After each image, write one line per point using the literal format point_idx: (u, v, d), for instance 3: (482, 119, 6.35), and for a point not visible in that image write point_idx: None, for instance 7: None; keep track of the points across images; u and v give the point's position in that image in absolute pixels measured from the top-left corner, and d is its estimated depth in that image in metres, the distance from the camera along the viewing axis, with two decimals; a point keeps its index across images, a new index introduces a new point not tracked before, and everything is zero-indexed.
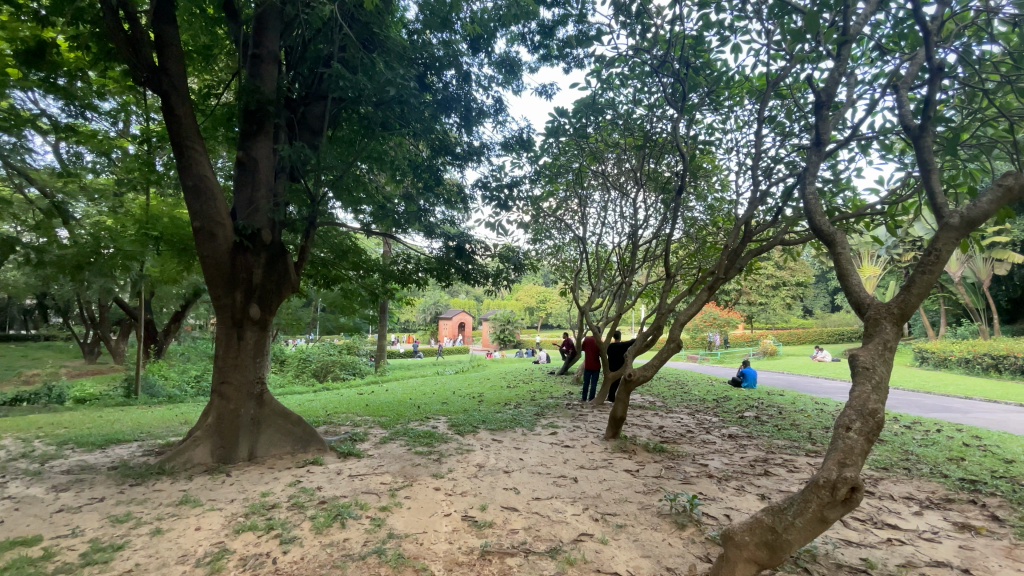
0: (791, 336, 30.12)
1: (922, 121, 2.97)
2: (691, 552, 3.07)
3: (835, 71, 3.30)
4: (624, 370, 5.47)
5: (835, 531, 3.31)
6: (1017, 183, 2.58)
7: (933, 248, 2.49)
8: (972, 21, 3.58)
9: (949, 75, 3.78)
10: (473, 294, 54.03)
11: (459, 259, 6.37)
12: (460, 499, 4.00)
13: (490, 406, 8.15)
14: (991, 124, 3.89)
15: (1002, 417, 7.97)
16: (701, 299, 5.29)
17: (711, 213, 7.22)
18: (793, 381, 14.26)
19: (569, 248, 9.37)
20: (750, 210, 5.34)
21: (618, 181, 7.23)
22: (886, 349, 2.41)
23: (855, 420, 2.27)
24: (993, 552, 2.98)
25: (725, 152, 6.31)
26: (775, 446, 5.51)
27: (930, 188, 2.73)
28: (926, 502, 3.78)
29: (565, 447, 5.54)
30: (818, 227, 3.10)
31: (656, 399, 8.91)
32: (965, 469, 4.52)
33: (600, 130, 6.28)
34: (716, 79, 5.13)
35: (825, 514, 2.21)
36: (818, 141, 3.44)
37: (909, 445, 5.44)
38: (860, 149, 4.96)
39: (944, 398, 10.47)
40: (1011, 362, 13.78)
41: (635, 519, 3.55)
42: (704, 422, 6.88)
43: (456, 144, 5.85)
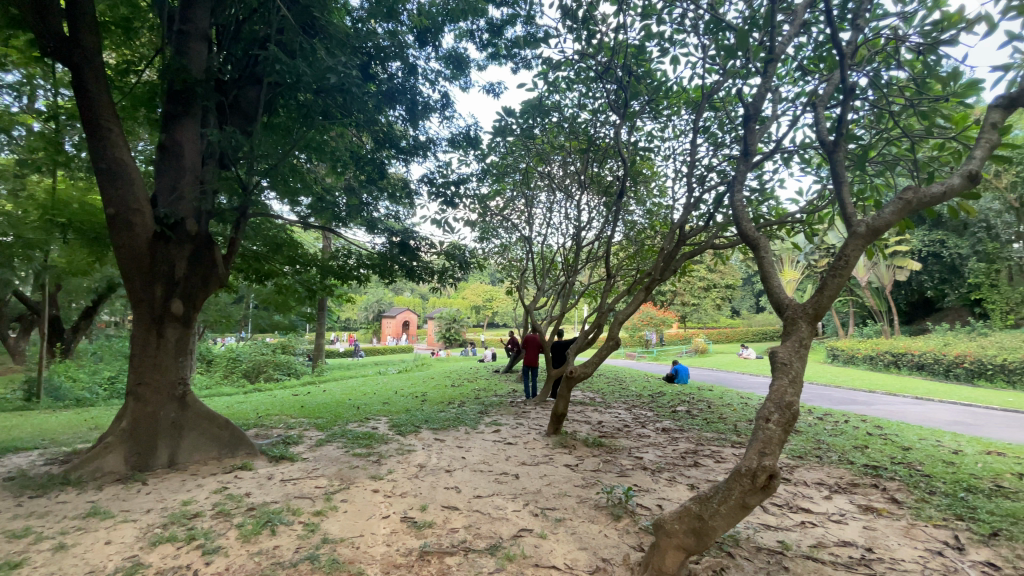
0: (720, 335, 32.06)
1: (835, 137, 3.24)
2: (625, 542, 3.17)
3: (762, 87, 3.53)
4: (566, 367, 5.56)
5: (756, 516, 3.54)
6: (916, 196, 2.83)
7: (842, 254, 2.72)
8: (883, 48, 3.93)
9: (862, 96, 4.14)
10: (417, 293, 53.26)
11: (403, 255, 6.28)
12: (400, 500, 3.92)
13: (432, 406, 8.07)
14: (895, 143, 4.27)
15: (901, 409, 8.83)
16: (638, 299, 5.51)
17: (650, 217, 7.49)
18: (721, 377, 15.16)
19: (516, 248, 9.43)
20: (684, 216, 5.59)
21: (563, 183, 7.35)
22: (801, 346, 2.60)
23: (774, 412, 2.43)
24: (893, 532, 3.30)
25: (663, 159, 6.57)
26: (704, 438, 5.83)
27: (842, 199, 2.98)
28: (836, 487, 4.12)
29: (508, 445, 5.58)
30: (745, 232, 3.30)
31: (596, 395, 9.15)
32: (868, 456, 4.99)
33: (546, 132, 6.35)
34: (656, 88, 5.34)
35: (747, 501, 2.34)
36: (746, 152, 3.65)
37: (821, 435, 5.93)
38: (783, 162, 5.34)
39: (852, 392, 11.51)
40: (908, 359, 15.31)
41: (573, 513, 3.62)
42: (640, 417, 7.16)
43: (401, 138, 5.77)
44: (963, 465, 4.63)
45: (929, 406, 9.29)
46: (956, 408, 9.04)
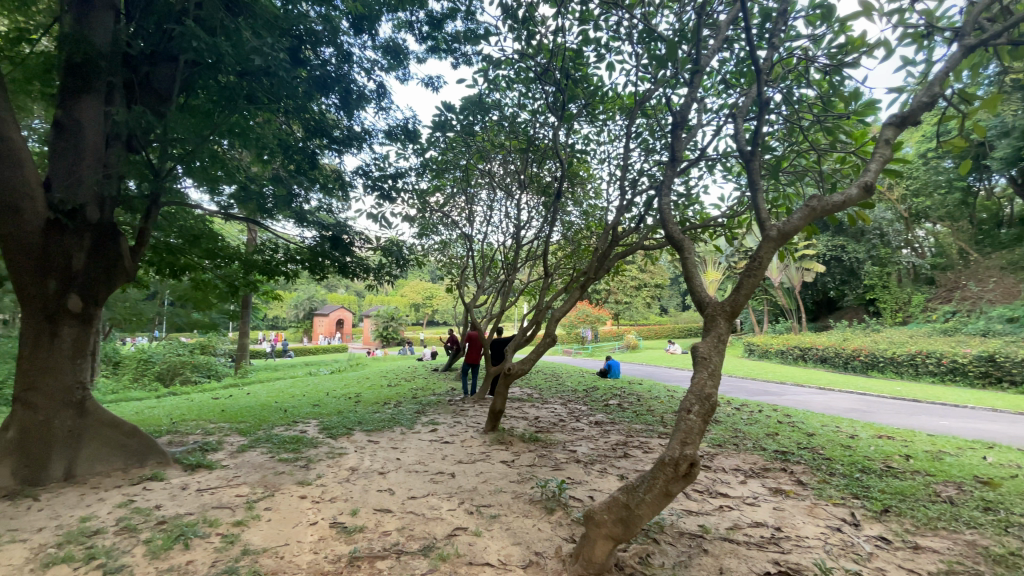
0: (651, 332, 33.63)
1: (751, 148, 3.49)
2: (558, 534, 3.24)
3: (688, 97, 3.72)
4: (504, 364, 5.58)
5: (679, 503, 3.75)
6: (820, 204, 3.10)
7: (757, 256, 2.92)
8: (796, 66, 4.27)
9: (778, 111, 4.49)
10: (353, 290, 51.53)
11: (335, 250, 6.05)
12: (329, 506, 3.77)
13: (366, 407, 7.83)
14: (803, 155, 4.67)
15: (807, 398, 9.70)
16: (574, 297, 5.66)
17: (586, 218, 7.71)
18: (650, 372, 15.88)
19: (456, 245, 9.34)
20: (617, 217, 5.79)
21: (503, 182, 7.37)
22: (720, 341, 2.77)
23: (695, 404, 2.57)
24: (799, 511, 3.61)
25: (599, 162, 6.76)
26: (634, 430, 6.09)
27: (757, 205, 3.20)
28: (750, 472, 4.45)
29: (444, 443, 5.53)
30: (670, 234, 3.49)
31: (534, 392, 9.28)
32: (779, 442, 5.43)
33: (486, 130, 6.34)
34: (592, 93, 5.48)
35: (669, 488, 2.46)
36: (674, 158, 3.84)
37: (738, 424, 6.38)
38: (707, 170, 5.68)
39: (766, 384, 12.48)
40: (813, 352, 16.83)
41: (508, 509, 3.66)
42: (575, 411, 7.35)
43: (334, 127, 5.53)
44: (858, 448, 5.15)
45: (829, 396, 10.27)
46: (853, 397, 10.05)
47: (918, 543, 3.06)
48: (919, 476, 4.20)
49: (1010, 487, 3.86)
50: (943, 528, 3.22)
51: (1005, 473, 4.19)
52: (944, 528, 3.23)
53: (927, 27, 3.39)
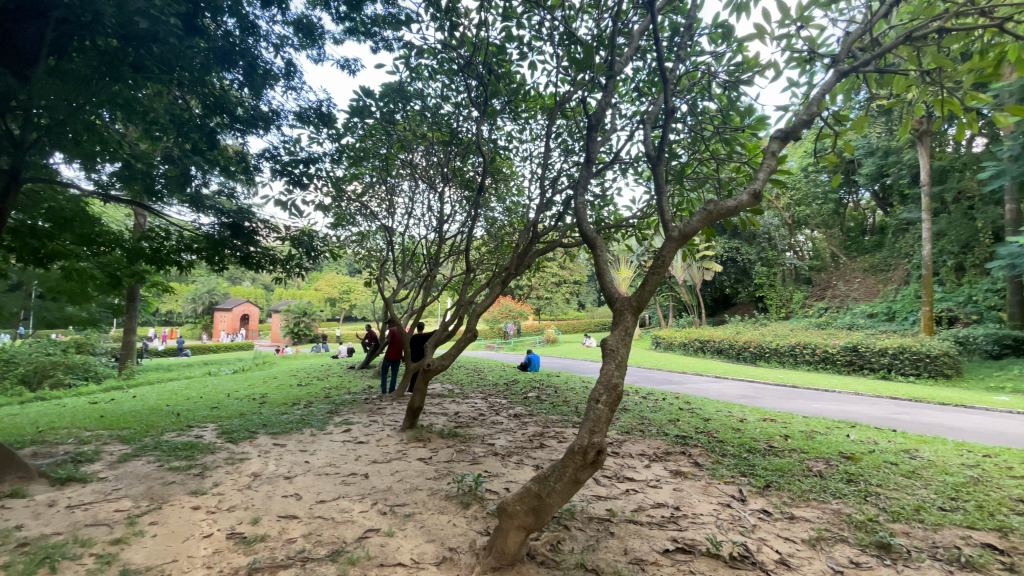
0: (569, 327, 34.84)
1: (659, 152, 3.72)
2: (473, 528, 3.24)
3: (603, 101, 3.87)
4: (423, 360, 5.47)
5: (590, 489, 3.92)
6: (718, 207, 3.36)
7: (661, 254, 3.12)
8: (700, 80, 4.62)
9: (684, 120, 4.84)
10: (260, 283, 47.95)
11: (236, 239, 5.66)
12: (227, 516, 3.49)
13: (273, 408, 7.34)
14: (705, 164, 5.07)
15: (707, 387, 10.55)
16: (494, 292, 5.70)
17: (509, 215, 7.78)
18: (567, 365, 16.40)
19: (375, 237, 9.01)
20: (538, 215, 5.89)
21: (426, 174, 7.22)
22: (626, 334, 2.92)
23: (603, 393, 2.68)
24: (695, 490, 3.93)
25: (521, 159, 6.84)
26: (550, 421, 6.27)
27: (662, 207, 3.42)
28: (654, 457, 4.75)
29: (358, 444, 5.33)
30: (584, 231, 3.63)
31: (454, 387, 9.22)
32: (680, 428, 5.87)
33: (408, 119, 6.15)
34: (515, 90, 5.51)
35: (578, 476, 2.55)
36: (588, 160, 3.99)
37: (645, 412, 6.81)
38: (621, 173, 5.97)
39: (671, 374, 13.41)
40: (710, 344, 18.31)
41: (423, 506, 3.61)
42: (494, 405, 7.42)
43: (236, 105, 5.07)
44: (746, 431, 5.69)
45: (724, 384, 11.27)
46: (744, 384, 11.10)
47: (793, 514, 3.44)
48: (796, 453, 4.73)
49: (866, 460, 4.48)
50: (814, 499, 3.66)
51: (863, 449, 4.85)
52: (815, 499, 3.66)
53: (808, 53, 3.81)
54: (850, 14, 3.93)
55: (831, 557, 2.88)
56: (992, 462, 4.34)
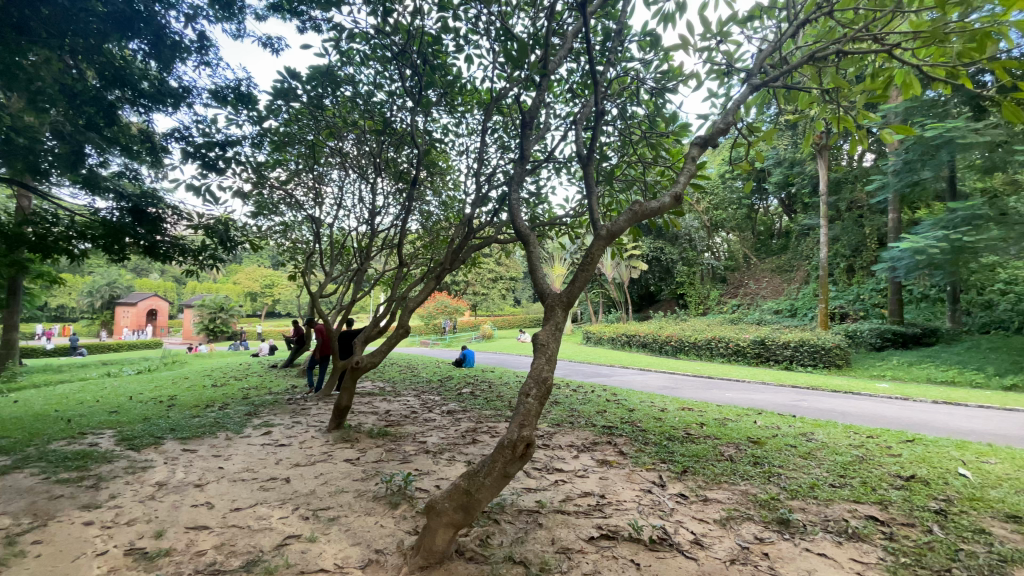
0: (504, 323, 35.14)
1: (589, 152, 3.82)
2: (401, 528, 3.17)
3: (537, 99, 3.90)
4: (351, 358, 5.26)
5: (520, 482, 3.97)
6: (644, 208, 3.49)
7: (590, 252, 3.22)
8: (629, 84, 4.82)
9: (614, 123, 5.02)
10: (171, 276, 44.04)
11: (140, 227, 5.17)
12: (126, 530, 3.17)
13: (183, 411, 6.75)
14: (633, 166, 5.28)
15: (634, 379, 11.04)
16: (428, 288, 5.59)
17: (445, 209, 7.67)
18: (500, 361, 16.52)
19: (302, 228, 8.55)
20: (473, 210, 5.84)
21: (358, 163, 6.95)
22: (556, 329, 2.98)
23: (533, 387, 2.71)
24: (620, 478, 4.10)
25: (457, 153, 6.76)
26: (483, 416, 6.28)
27: (593, 205, 3.52)
28: (583, 448, 4.91)
29: (280, 447, 5.04)
30: (518, 227, 3.66)
31: (385, 385, 8.96)
32: (607, 418, 6.10)
33: (338, 105, 5.88)
34: (450, 83, 5.42)
35: (507, 470, 2.56)
36: (523, 156, 4.00)
37: (575, 404, 7.00)
38: (555, 172, 6.07)
39: (600, 367, 13.92)
40: (637, 339, 19.15)
41: (349, 509, 3.48)
42: (427, 402, 7.31)
43: (141, 77, 4.58)
44: (667, 420, 6.03)
45: (648, 376, 11.89)
46: (667, 376, 11.75)
47: (707, 496, 3.69)
48: (711, 439, 5.08)
49: (770, 443, 4.89)
50: (725, 481, 3.94)
51: (768, 433, 5.30)
52: (726, 481, 3.95)
53: (726, 66, 4.09)
54: (763, 33, 4.25)
55: (739, 535, 3.12)
56: (874, 442, 4.90)
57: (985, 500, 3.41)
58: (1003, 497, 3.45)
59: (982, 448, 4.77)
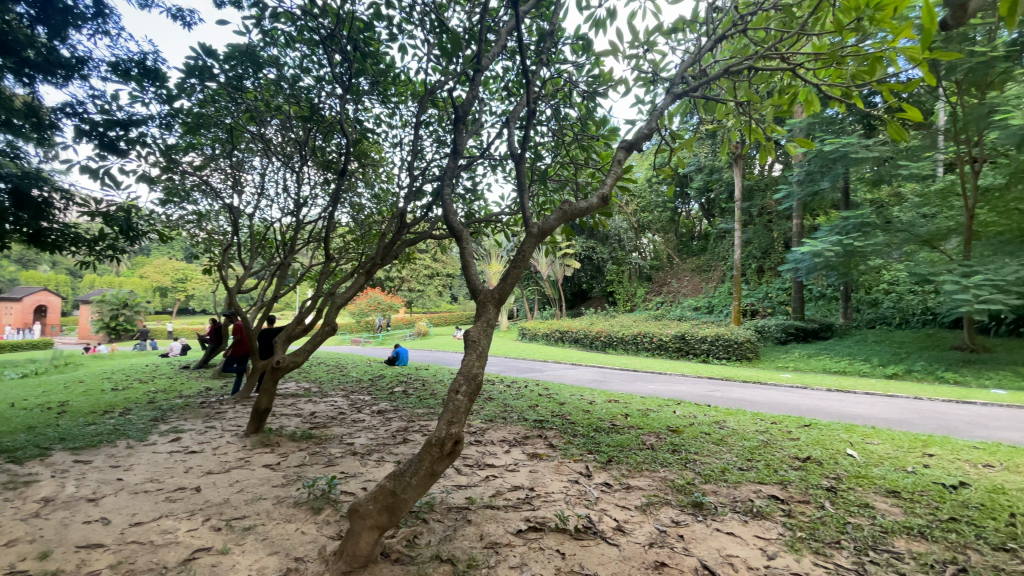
0: (439, 320, 34.79)
1: (521, 150, 3.86)
2: (323, 534, 3.05)
3: (470, 94, 3.88)
4: (271, 358, 4.96)
5: (450, 479, 3.95)
6: (574, 208, 3.57)
7: (521, 250, 3.25)
8: (562, 86, 4.92)
9: (547, 123, 5.10)
10: (63, 268, 39.39)
11: (25, 212, 4.54)
12: (2, 554, 2.80)
13: (75, 419, 6.06)
14: (566, 167, 5.41)
15: (566, 373, 11.34)
16: (357, 284, 5.39)
17: (377, 202, 7.45)
18: (434, 359, 16.33)
19: (218, 218, 7.94)
20: (406, 204, 5.68)
21: (282, 151, 6.56)
22: (488, 326, 2.98)
23: (463, 384, 2.69)
24: (550, 471, 4.19)
25: (390, 145, 6.58)
26: (415, 415, 6.18)
27: (524, 203, 3.56)
28: (514, 442, 4.96)
29: (190, 454, 4.67)
30: (451, 224, 3.63)
31: (311, 385, 8.55)
32: (539, 413, 6.22)
33: (260, 88, 5.51)
34: (382, 72, 5.25)
35: (435, 468, 2.52)
36: (456, 150, 3.96)
37: (508, 400, 7.06)
38: (490, 169, 6.08)
39: (534, 362, 14.14)
40: (569, 334, 19.63)
41: (267, 517, 3.29)
42: (356, 402, 7.07)
43: (24, 43, 4.02)
44: (595, 412, 6.25)
45: (578, 370, 12.26)
46: (596, 370, 12.18)
47: (630, 484, 3.87)
48: (634, 430, 5.32)
49: (687, 431, 5.22)
50: (647, 469, 4.15)
51: (686, 422, 5.65)
52: (648, 469, 4.16)
53: (652, 74, 4.29)
54: (686, 45, 4.50)
55: (657, 519, 3.30)
56: (778, 428, 5.36)
57: (869, 477, 3.84)
58: (882, 473, 3.90)
59: (865, 429, 5.37)
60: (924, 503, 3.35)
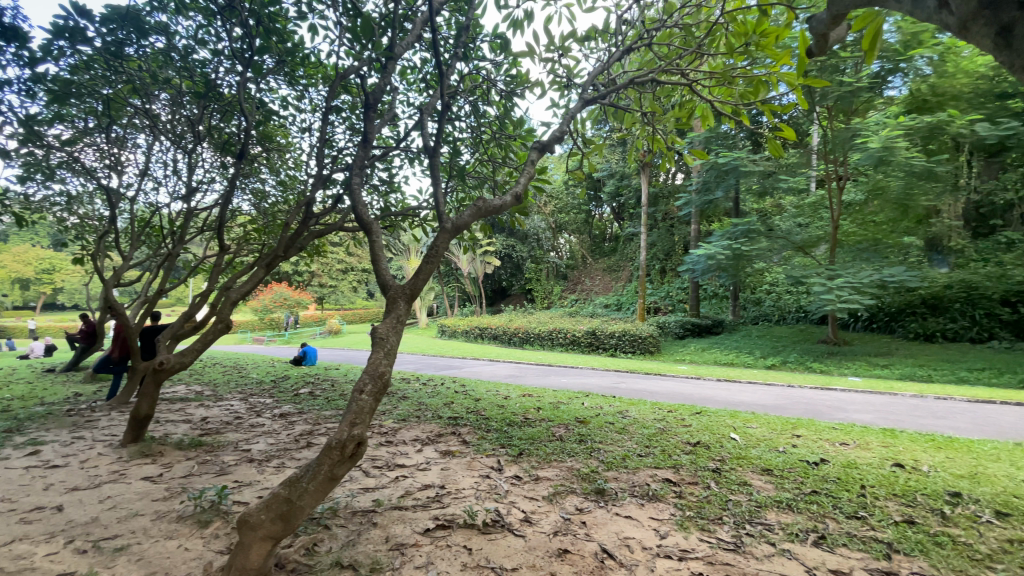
0: (354, 317, 33.44)
1: (435, 144, 3.80)
2: (211, 548, 2.81)
3: (382, 82, 3.74)
4: (153, 358, 4.46)
5: (357, 482, 3.82)
6: (488, 204, 3.58)
7: (434, 245, 3.21)
8: (481, 82, 4.92)
9: (463, 118, 5.07)
10: None
11: None
12: None
13: None
14: (484, 164, 5.43)
15: (483, 370, 11.42)
16: (257, 278, 5.00)
17: (284, 190, 6.98)
18: (345, 358, 15.70)
19: (92, 200, 7.00)
20: (314, 193, 5.35)
21: (172, 130, 5.92)
22: (398, 322, 2.91)
23: (368, 384, 2.60)
24: (461, 467, 4.20)
25: (298, 131, 6.20)
26: (321, 417, 5.89)
27: (438, 198, 3.51)
28: (426, 441, 4.90)
29: (50, 470, 4.08)
30: (360, 216, 3.49)
31: (204, 388, 7.83)
32: (453, 409, 6.20)
33: (146, 58, 4.92)
34: (290, 52, 4.92)
35: (335, 473, 2.40)
36: (366, 140, 3.81)
37: (422, 398, 6.97)
38: (407, 161, 5.94)
39: (451, 359, 14.07)
40: (488, 331, 19.76)
41: (146, 535, 2.97)
42: (256, 406, 6.59)
43: None
44: (508, 407, 6.36)
45: (495, 366, 12.38)
46: (512, 366, 12.40)
47: (538, 475, 3.98)
48: (545, 422, 5.48)
49: (594, 422, 5.48)
50: (555, 460, 4.30)
51: (593, 413, 5.94)
52: (556, 460, 4.31)
53: (566, 79, 4.43)
54: (597, 53, 4.70)
55: (563, 508, 3.43)
56: (673, 416, 5.80)
57: (748, 457, 4.28)
58: (759, 454, 4.36)
59: (747, 415, 5.97)
60: (792, 479, 3.79)
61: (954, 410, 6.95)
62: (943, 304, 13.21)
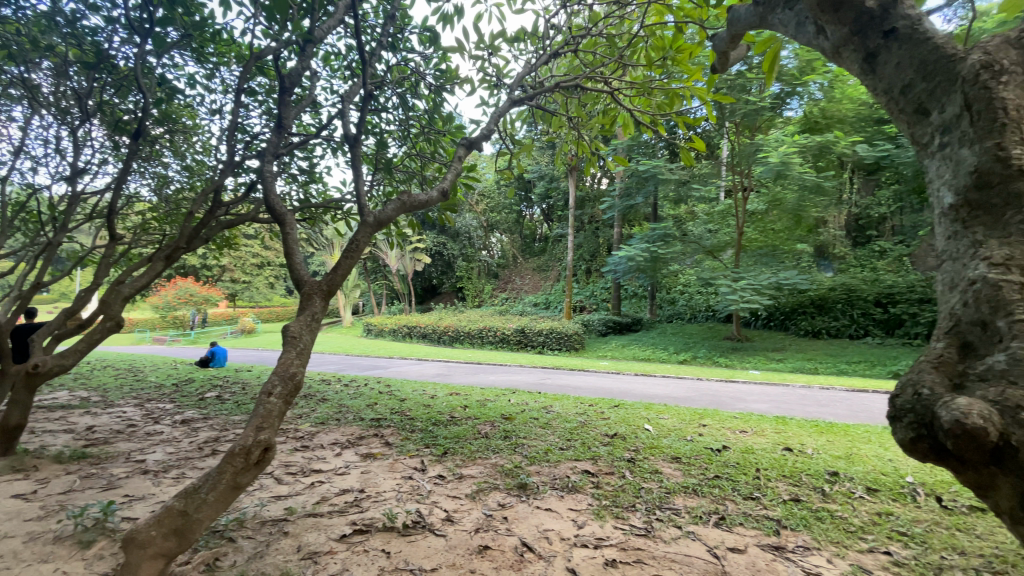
0: (271, 315, 31.45)
1: (357, 135, 3.66)
2: (95, 570, 2.53)
3: (299, 66, 3.54)
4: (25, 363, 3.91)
5: (269, 490, 3.61)
6: (412, 199, 3.50)
7: (354, 240, 3.09)
8: (409, 75, 4.82)
9: (389, 110, 4.93)
10: None
11: None
12: None
13: None
14: (411, 158, 5.31)
15: (410, 369, 11.19)
16: (154, 272, 4.55)
17: (190, 176, 6.41)
18: (258, 358, 14.71)
19: None
20: (223, 180, 4.95)
21: (54, 102, 5.23)
22: (313, 320, 2.79)
23: (277, 385, 2.46)
24: (382, 469, 4.10)
25: (207, 112, 5.72)
26: (229, 423, 5.49)
27: (359, 191, 3.38)
28: (346, 444, 4.72)
29: None
30: (273, 207, 3.28)
31: (91, 394, 7.01)
32: (376, 411, 6.02)
33: (22, 19, 4.31)
34: (198, 26, 4.54)
35: (238, 481, 2.25)
36: (281, 126, 3.58)
37: (343, 399, 6.71)
38: (329, 151, 5.68)
39: (376, 359, 13.65)
40: (417, 329, 19.43)
41: (14, 560, 2.61)
42: (153, 412, 6.01)
43: None
44: (434, 406, 6.29)
45: (422, 365, 12.19)
46: (440, 364, 12.27)
47: (462, 473, 3.98)
48: (470, 420, 5.48)
49: (518, 418, 5.56)
50: (479, 457, 4.32)
51: (519, 409, 6.03)
52: (480, 457, 4.33)
53: (495, 78, 4.45)
54: (527, 54, 4.77)
55: (485, 505, 3.45)
56: (594, 410, 6.04)
57: (660, 447, 4.55)
58: (670, 443, 4.66)
59: (660, 407, 6.35)
60: (698, 465, 4.09)
61: (835, 398, 7.84)
62: (828, 304, 14.77)
